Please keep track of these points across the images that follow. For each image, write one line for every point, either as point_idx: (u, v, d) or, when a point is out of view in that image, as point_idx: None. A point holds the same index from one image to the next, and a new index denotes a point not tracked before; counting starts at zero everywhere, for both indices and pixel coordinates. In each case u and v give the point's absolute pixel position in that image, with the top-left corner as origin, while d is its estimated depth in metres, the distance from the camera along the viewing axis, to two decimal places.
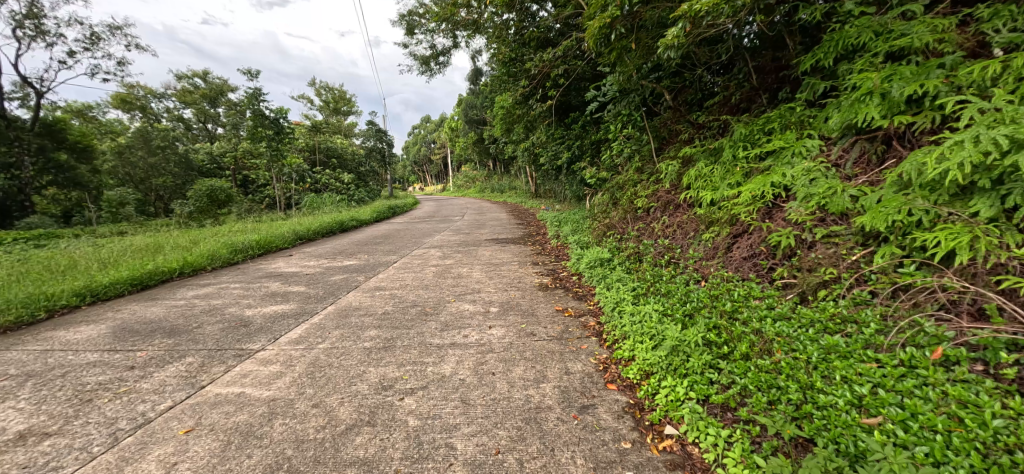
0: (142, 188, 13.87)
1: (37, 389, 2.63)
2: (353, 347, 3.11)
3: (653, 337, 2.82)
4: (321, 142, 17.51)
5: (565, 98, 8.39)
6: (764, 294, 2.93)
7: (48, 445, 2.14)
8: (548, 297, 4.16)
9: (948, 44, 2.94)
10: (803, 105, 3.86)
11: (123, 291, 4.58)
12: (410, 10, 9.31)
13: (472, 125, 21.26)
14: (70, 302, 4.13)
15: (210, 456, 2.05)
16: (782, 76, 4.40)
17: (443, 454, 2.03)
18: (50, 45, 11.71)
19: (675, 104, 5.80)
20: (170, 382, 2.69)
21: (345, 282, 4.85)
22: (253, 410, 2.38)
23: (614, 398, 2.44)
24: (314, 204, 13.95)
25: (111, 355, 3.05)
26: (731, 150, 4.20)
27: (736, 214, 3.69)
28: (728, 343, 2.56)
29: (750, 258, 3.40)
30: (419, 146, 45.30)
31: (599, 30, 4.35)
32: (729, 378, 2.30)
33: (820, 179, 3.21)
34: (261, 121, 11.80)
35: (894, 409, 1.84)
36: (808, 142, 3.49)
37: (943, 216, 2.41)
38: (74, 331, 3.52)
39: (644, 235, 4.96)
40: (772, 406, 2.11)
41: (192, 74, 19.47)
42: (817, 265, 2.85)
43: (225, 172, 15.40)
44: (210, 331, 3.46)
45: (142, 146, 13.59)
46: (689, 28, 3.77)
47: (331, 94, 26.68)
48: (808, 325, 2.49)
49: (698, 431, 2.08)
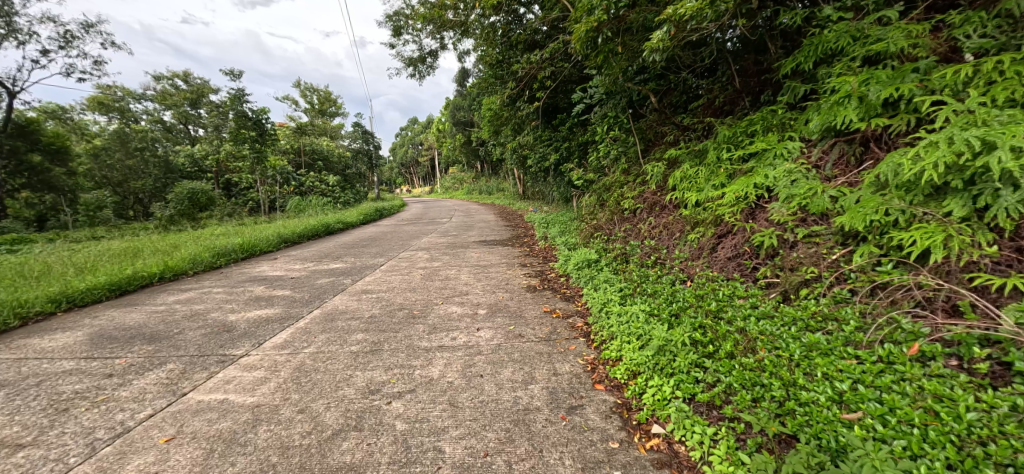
0: (121, 191, 13.60)
1: (10, 398, 2.54)
2: (339, 351, 3.07)
3: (639, 336, 2.85)
4: (306, 144, 17.27)
5: (552, 101, 8.43)
6: (748, 294, 2.98)
7: (21, 457, 2.07)
8: (536, 299, 4.16)
9: (922, 49, 3.04)
10: (785, 107, 3.94)
11: (101, 298, 4.47)
12: (397, 11, 9.25)
13: (459, 127, 21.26)
14: (46, 309, 4.02)
15: (193, 465, 2.01)
16: (764, 80, 4.47)
17: (431, 458, 2.02)
18: (22, 44, 11.37)
19: (660, 107, 5.88)
20: (151, 389, 2.63)
21: (331, 286, 4.80)
22: (237, 417, 2.33)
23: (602, 398, 2.45)
24: (299, 207, 13.76)
25: (89, 363, 2.97)
26: (715, 152, 4.26)
27: (721, 215, 3.74)
28: (713, 342, 2.59)
29: (734, 258, 3.45)
30: (406, 148, 44.94)
31: (586, 34, 4.41)
32: (715, 377, 2.33)
33: (800, 180, 3.28)
34: (244, 122, 11.87)
35: (873, 404, 1.89)
36: (789, 144, 3.56)
37: (918, 216, 2.48)
38: (50, 339, 3.42)
39: (631, 236, 5.00)
40: (755, 403, 2.14)
41: (174, 74, 19.10)
42: (799, 265, 2.91)
43: (207, 176, 14.40)
44: (193, 337, 3.39)
45: (119, 148, 13.42)
46: (674, 31, 3.81)
47: (317, 95, 26.46)
48: (791, 323, 2.54)
49: (685, 429, 2.10)
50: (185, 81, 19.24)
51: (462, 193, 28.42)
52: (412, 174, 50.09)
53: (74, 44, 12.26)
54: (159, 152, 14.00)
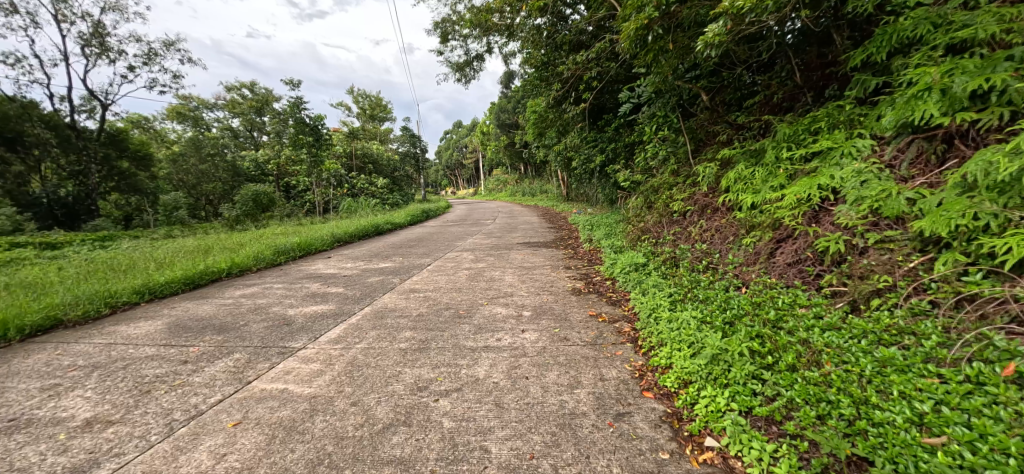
0: (194, 193, 14.78)
1: (102, 379, 2.82)
2: (389, 348, 3.18)
3: (691, 344, 2.74)
4: (358, 148, 18.00)
5: (598, 101, 8.32)
6: (812, 302, 2.79)
7: (111, 432, 2.29)
8: (581, 302, 4.12)
9: (1018, 34, 2.73)
10: (853, 103, 3.67)
11: (178, 290, 4.88)
12: (444, 18, 9.47)
13: (504, 129, 21.41)
14: (131, 299, 4.43)
15: (257, 449, 2.13)
16: (829, 73, 4.20)
17: (478, 457, 2.04)
18: (113, 61, 12.63)
19: (712, 105, 5.64)
20: (221, 376, 2.83)
21: (381, 284, 4.97)
22: (296, 406, 2.46)
23: (651, 406, 2.37)
24: (351, 209, 14.36)
25: (167, 350, 3.24)
26: (774, 151, 4.04)
27: (780, 218, 3.54)
28: (772, 353, 2.44)
29: (795, 264, 3.25)
30: (451, 151, 45.84)
31: (635, 32, 4.31)
32: (775, 390, 2.20)
33: (872, 181, 3.04)
34: (302, 128, 12.34)
35: (960, 429, 1.72)
36: (859, 142, 3.31)
37: (1014, 220, 2.25)
38: (135, 327, 3.76)
39: (680, 240, 4.83)
40: (821, 421, 1.99)
41: (241, 84, 20.55)
42: (869, 273, 2.70)
43: (269, 179, 15.53)
44: (256, 329, 3.62)
45: (194, 153, 14.60)
46: (730, 25, 3.65)
47: (368, 101, 27.60)
48: (861, 336, 2.36)
49: (742, 444, 1.99)
50: (251, 91, 20.69)
51: (505, 195, 28.62)
52: (457, 175, 51.08)
53: (155, 60, 13.48)
54: (227, 157, 15.12)
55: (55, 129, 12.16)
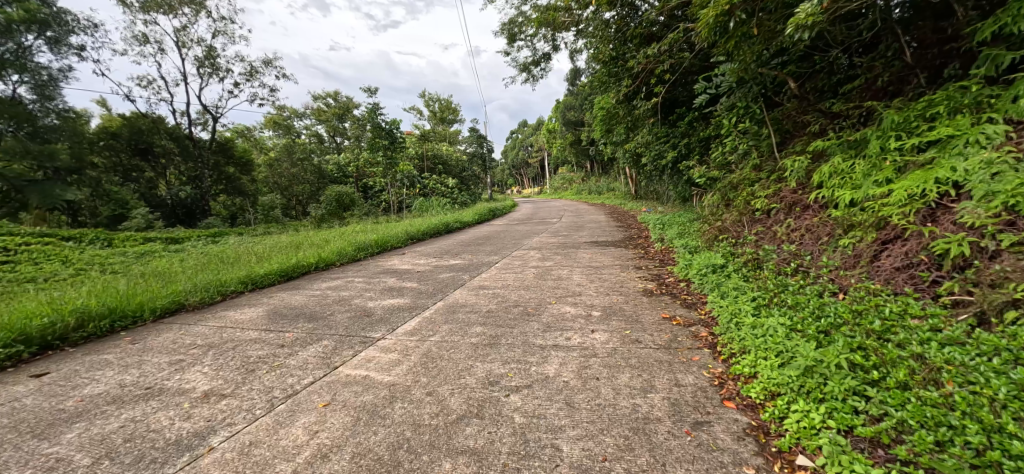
0: (286, 194, 16.28)
1: (216, 357, 3.20)
2: (461, 342, 3.28)
3: (779, 354, 2.53)
4: (429, 150, 18.75)
5: (671, 94, 7.98)
6: (926, 313, 2.47)
7: (224, 404, 2.59)
8: (654, 303, 3.96)
9: None
10: (981, 82, 3.18)
11: (275, 281, 5.40)
12: (512, 19, 9.59)
13: (570, 127, 21.22)
14: (238, 288, 4.98)
15: (345, 429, 2.30)
16: (948, 50, 3.69)
17: (549, 454, 2.04)
18: (222, 79, 14.27)
19: (801, 92, 5.17)
20: (312, 360, 3.09)
21: (452, 280, 5.15)
22: (377, 392, 2.62)
23: (733, 417, 2.22)
24: (422, 208, 14.99)
25: (267, 334, 3.60)
26: (879, 141, 3.61)
27: (886, 217, 3.16)
28: (879, 367, 2.19)
29: (905, 268, 2.88)
30: (518, 151, 46.28)
31: (715, 18, 4.06)
32: (881, 410, 1.97)
33: (1007, 174, 2.63)
34: (379, 133, 13.18)
35: None
36: (990, 128, 2.86)
37: None
38: (241, 313, 4.22)
39: (764, 240, 4.49)
40: (941, 447, 1.76)
41: (326, 93, 22.28)
42: (1003, 280, 2.34)
43: (349, 180, 16.38)
44: (341, 319, 3.91)
45: (286, 158, 16.09)
46: (825, 4, 3.32)
47: (439, 104, 28.70)
48: (992, 354, 2.05)
49: (841, 466, 1.80)
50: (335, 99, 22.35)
51: (572, 193, 28.34)
52: (523, 175, 51.46)
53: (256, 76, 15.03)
54: (314, 161, 16.46)
55: (177, 140, 14.00)
